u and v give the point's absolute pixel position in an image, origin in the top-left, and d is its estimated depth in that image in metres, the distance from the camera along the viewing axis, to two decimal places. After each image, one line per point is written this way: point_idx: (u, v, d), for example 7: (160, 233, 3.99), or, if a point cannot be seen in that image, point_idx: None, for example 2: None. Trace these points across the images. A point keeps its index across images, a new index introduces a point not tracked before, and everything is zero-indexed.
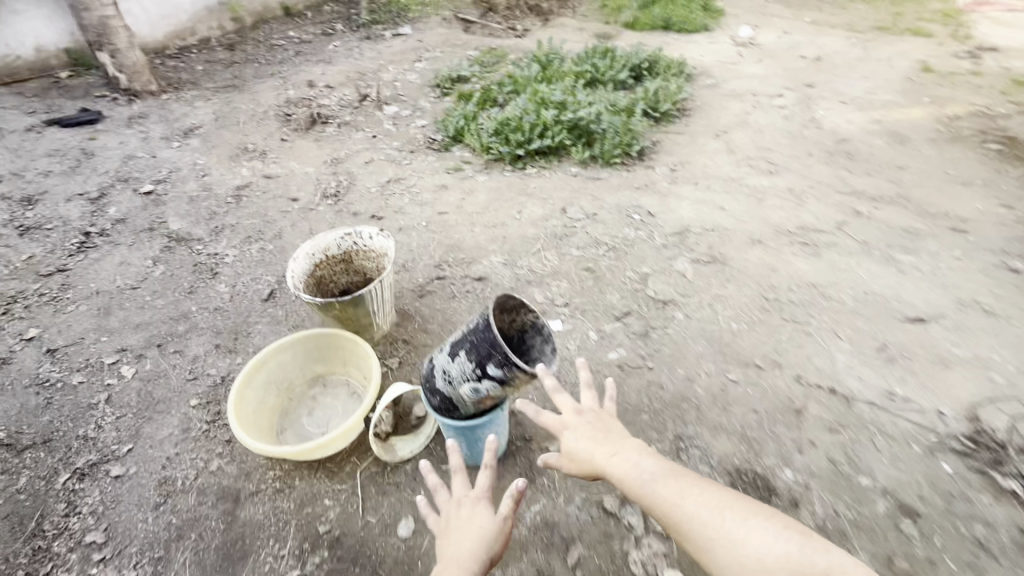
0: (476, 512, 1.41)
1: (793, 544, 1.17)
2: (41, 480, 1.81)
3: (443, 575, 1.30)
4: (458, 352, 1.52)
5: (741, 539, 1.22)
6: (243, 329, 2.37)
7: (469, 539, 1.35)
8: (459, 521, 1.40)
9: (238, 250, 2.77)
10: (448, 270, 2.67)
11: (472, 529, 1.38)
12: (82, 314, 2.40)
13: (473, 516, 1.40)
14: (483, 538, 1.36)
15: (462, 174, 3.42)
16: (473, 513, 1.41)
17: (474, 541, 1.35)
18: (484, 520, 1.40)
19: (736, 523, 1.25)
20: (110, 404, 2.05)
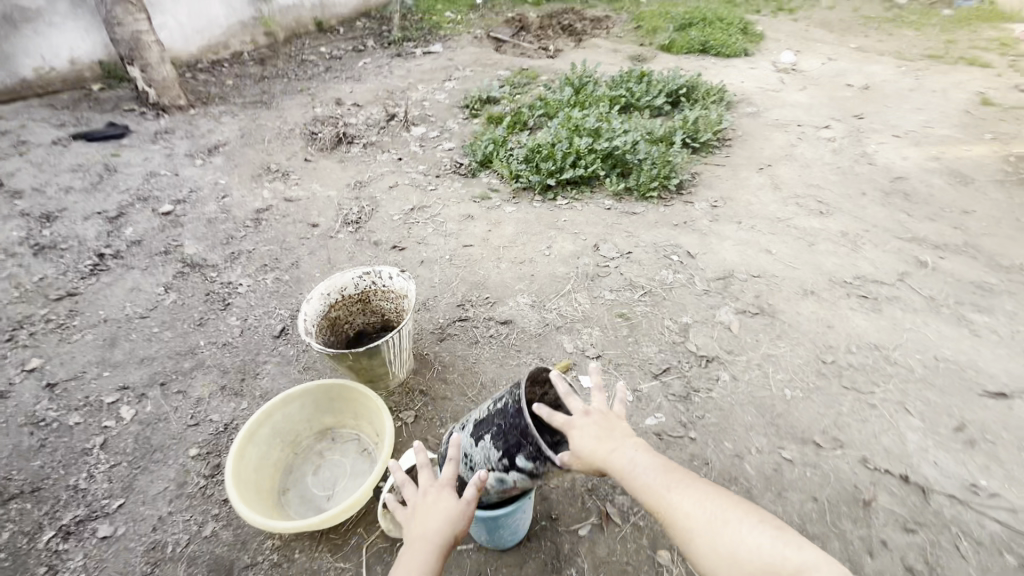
0: (440, 494, 1.30)
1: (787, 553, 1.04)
2: (24, 537, 1.66)
3: (410, 558, 1.20)
4: (483, 433, 1.37)
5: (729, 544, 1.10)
6: (251, 369, 2.21)
7: (435, 525, 1.24)
8: (422, 506, 1.29)
9: (253, 279, 2.64)
10: (471, 310, 2.49)
11: (438, 512, 1.26)
12: (87, 345, 2.29)
13: (437, 501, 1.29)
14: (448, 521, 1.25)
15: (489, 202, 3.25)
16: (438, 498, 1.28)
17: (439, 524, 1.24)
18: (450, 502, 1.28)
19: (719, 520, 1.14)
20: (105, 451, 1.90)
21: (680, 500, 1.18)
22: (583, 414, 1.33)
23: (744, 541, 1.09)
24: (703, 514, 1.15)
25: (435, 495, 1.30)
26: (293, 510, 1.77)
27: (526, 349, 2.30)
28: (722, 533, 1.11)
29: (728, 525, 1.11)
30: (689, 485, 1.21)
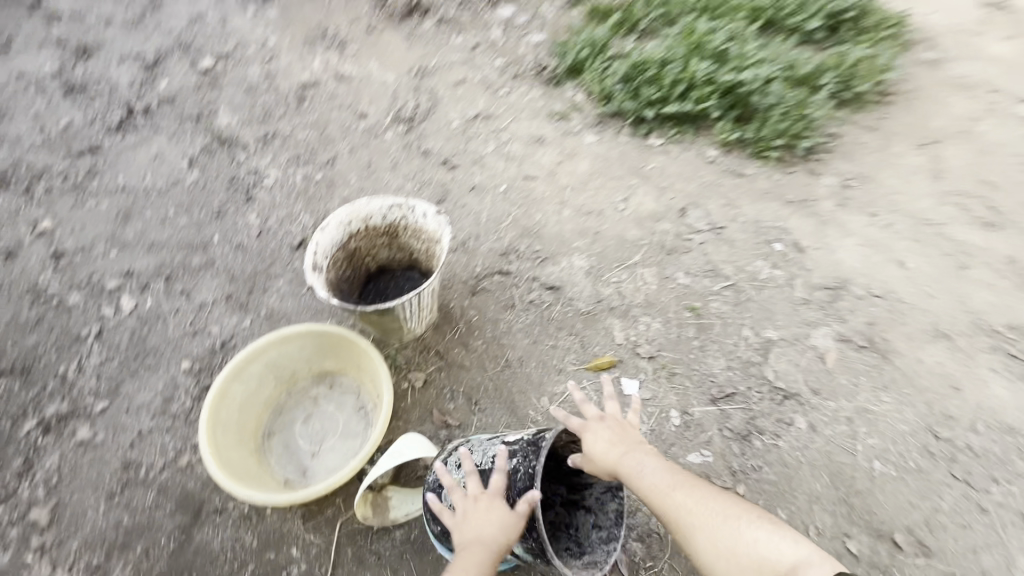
0: (490, 497, 1.16)
1: (782, 548, 1.03)
2: (9, 421, 1.61)
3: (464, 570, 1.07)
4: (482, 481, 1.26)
5: (730, 541, 1.08)
6: (261, 281, 1.98)
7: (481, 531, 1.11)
8: (475, 516, 1.14)
9: (282, 172, 2.32)
10: (515, 264, 2.11)
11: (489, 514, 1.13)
12: (100, 214, 2.10)
13: (485, 509, 1.14)
14: (499, 528, 1.11)
15: (568, 125, 2.68)
16: (488, 508, 1.14)
17: (488, 527, 1.11)
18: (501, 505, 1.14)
19: (718, 514, 1.12)
20: (98, 342, 1.78)
21: (681, 496, 1.17)
22: (594, 416, 1.32)
23: (743, 537, 1.07)
24: (703, 510, 1.13)
25: (484, 503, 1.15)
26: (274, 460, 1.61)
27: (568, 328, 1.94)
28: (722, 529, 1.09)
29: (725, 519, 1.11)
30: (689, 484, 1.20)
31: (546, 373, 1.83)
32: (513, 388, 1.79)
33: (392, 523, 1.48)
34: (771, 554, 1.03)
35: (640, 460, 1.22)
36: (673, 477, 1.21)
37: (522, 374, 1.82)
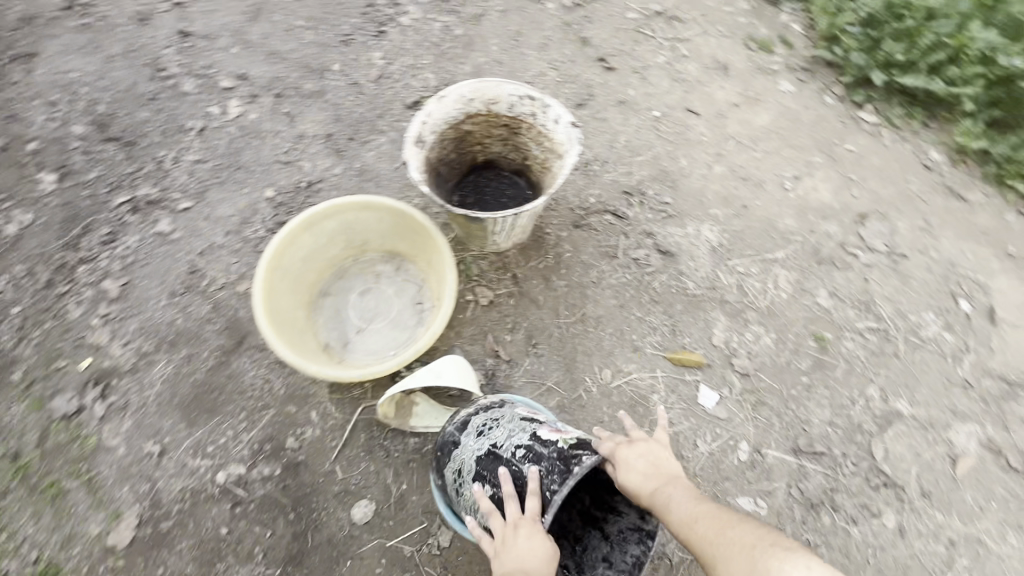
0: (527, 526, 1.03)
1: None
2: (107, 187, 1.66)
3: None
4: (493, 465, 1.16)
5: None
6: (364, 132, 1.82)
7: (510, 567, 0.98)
8: (512, 549, 1.00)
9: (422, 14, 2.04)
10: (634, 210, 1.79)
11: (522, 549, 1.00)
12: (233, 3, 1.97)
13: (525, 538, 1.01)
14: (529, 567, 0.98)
15: (765, 59, 2.12)
16: (527, 539, 1.01)
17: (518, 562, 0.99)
18: (535, 537, 1.01)
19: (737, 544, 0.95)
20: (199, 140, 1.75)
21: (715, 532, 0.98)
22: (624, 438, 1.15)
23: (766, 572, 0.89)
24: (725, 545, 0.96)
25: (525, 530, 1.02)
26: (322, 320, 1.57)
27: (663, 304, 1.67)
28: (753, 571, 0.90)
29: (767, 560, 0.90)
30: (726, 520, 1.01)
31: (619, 345, 1.61)
32: (578, 346, 1.60)
33: (409, 429, 1.43)
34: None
35: (670, 491, 1.04)
36: (708, 512, 1.02)
37: (593, 335, 1.62)
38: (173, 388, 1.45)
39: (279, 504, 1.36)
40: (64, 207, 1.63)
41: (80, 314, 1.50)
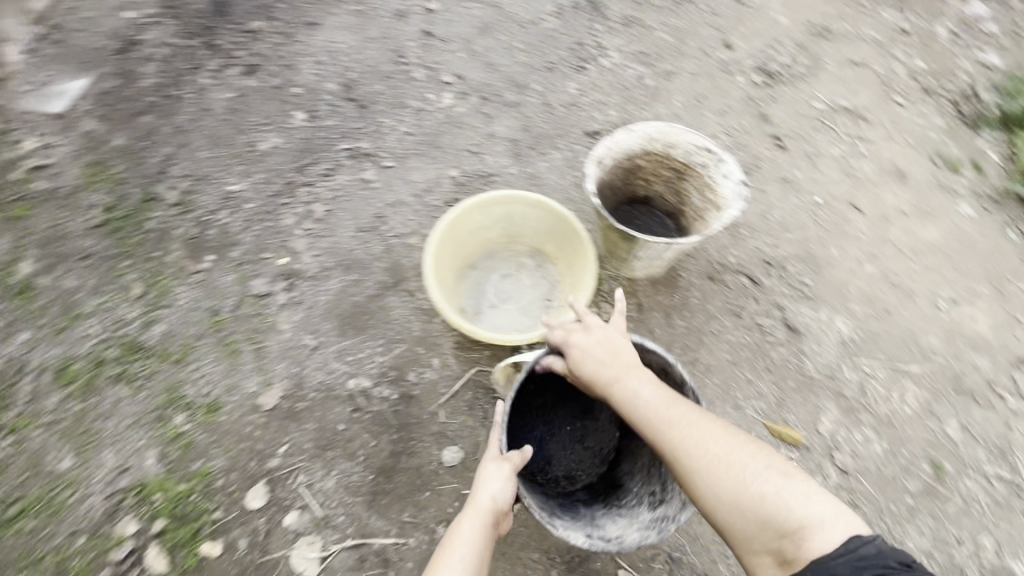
0: (489, 463, 1.16)
1: (774, 485, 1.01)
2: (337, 134, 2.06)
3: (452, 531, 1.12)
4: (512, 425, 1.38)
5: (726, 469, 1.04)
6: (543, 145, 2.08)
7: (481, 502, 1.11)
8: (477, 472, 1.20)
9: (621, 60, 2.28)
10: (771, 279, 1.83)
11: (488, 486, 1.12)
12: (470, 17, 2.34)
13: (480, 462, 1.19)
14: (501, 491, 1.12)
15: (950, 178, 2.07)
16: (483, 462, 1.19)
17: (484, 496, 1.11)
18: (495, 465, 1.15)
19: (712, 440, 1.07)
20: (413, 117, 2.11)
21: (687, 430, 1.08)
22: (580, 331, 1.24)
23: (735, 465, 1.04)
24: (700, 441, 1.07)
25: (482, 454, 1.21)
26: (464, 287, 1.79)
27: (778, 375, 1.69)
28: (725, 466, 1.04)
29: (733, 460, 1.05)
30: (694, 417, 1.10)
31: (722, 398, 1.66)
32: None
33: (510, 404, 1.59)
34: (779, 507, 0.99)
35: (635, 387, 1.14)
36: (673, 405, 1.12)
37: (698, 379, 1.68)
38: (337, 302, 1.74)
39: (387, 423, 1.57)
40: (302, 140, 2.04)
41: (289, 222, 1.87)
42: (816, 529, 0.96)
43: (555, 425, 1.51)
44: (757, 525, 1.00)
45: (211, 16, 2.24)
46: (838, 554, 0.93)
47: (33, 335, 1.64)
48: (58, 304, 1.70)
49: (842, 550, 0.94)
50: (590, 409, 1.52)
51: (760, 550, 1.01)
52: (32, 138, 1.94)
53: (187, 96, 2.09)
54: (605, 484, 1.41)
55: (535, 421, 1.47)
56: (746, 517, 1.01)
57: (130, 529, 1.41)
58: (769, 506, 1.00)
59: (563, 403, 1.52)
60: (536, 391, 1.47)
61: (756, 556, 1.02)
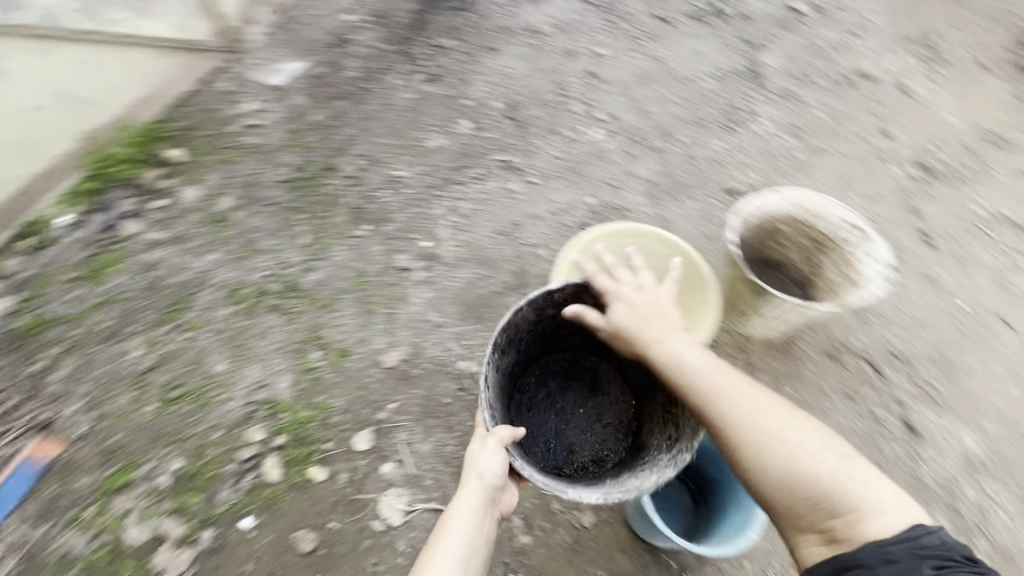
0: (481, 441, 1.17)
1: (825, 459, 1.06)
2: (493, 144, 2.27)
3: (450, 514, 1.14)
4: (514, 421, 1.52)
5: (775, 439, 1.08)
6: (678, 194, 2.19)
7: (474, 483, 1.14)
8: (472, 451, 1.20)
9: (772, 130, 2.33)
10: (894, 373, 1.77)
11: (480, 468, 1.14)
12: (632, 66, 2.52)
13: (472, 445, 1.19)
14: (495, 470, 1.14)
15: None
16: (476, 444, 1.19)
17: (477, 477, 1.14)
18: (483, 442, 1.16)
19: (760, 411, 1.11)
20: (563, 143, 2.29)
21: (737, 402, 1.11)
22: (618, 291, 1.27)
23: (784, 436, 1.08)
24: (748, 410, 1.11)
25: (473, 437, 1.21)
26: None
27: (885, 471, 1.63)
28: (773, 436, 1.08)
29: (785, 436, 1.08)
30: (741, 386, 1.15)
31: None
32: None
33: None
34: (834, 490, 1.04)
35: (683, 351, 1.18)
36: (721, 374, 1.16)
37: None
38: (464, 290, 1.91)
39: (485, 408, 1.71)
40: (463, 144, 2.27)
41: (438, 212, 2.09)
42: (871, 515, 1.01)
43: (568, 409, 1.64)
44: (807, 502, 1.05)
45: (411, 29, 2.59)
46: (896, 538, 0.99)
47: (219, 258, 1.96)
48: (243, 239, 2.01)
49: (902, 537, 1.00)
50: (597, 388, 1.65)
51: (806, 526, 1.06)
52: (253, 101, 2.33)
53: (377, 91, 2.42)
54: (629, 451, 1.50)
55: (546, 411, 1.63)
56: (797, 493, 1.06)
57: (258, 436, 1.61)
58: (824, 485, 1.04)
59: (570, 388, 1.66)
60: (537, 379, 1.64)
61: (801, 531, 1.07)
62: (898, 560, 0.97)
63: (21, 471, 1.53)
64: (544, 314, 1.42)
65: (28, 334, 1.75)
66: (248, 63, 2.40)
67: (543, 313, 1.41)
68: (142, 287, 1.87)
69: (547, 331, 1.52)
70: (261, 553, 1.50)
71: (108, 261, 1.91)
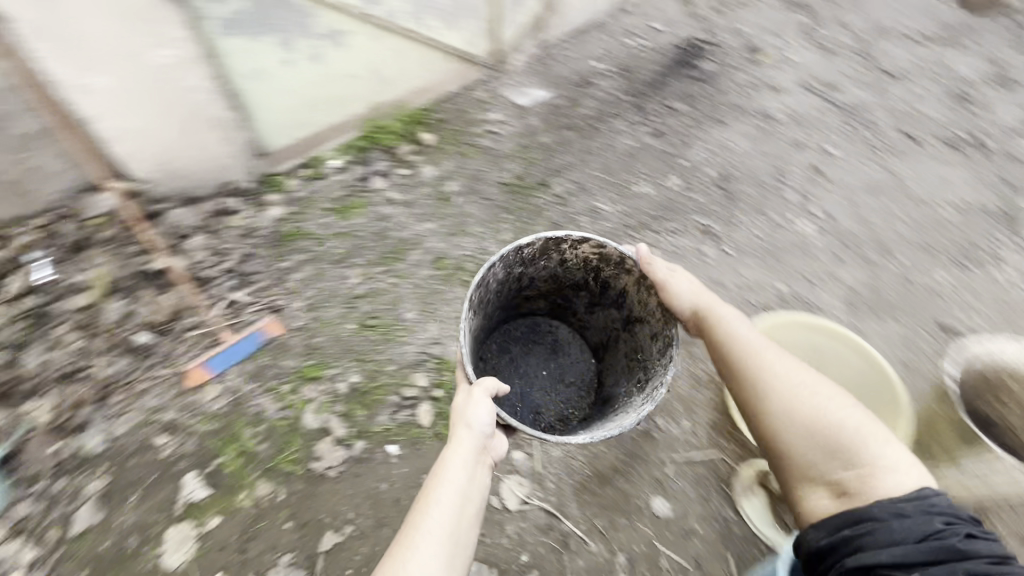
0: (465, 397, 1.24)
1: (844, 420, 1.20)
2: (698, 207, 2.36)
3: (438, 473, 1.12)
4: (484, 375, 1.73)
5: (801, 400, 1.23)
6: (876, 312, 2.14)
7: (464, 432, 1.17)
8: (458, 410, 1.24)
9: (1003, 283, 2.19)
10: None
11: (468, 418, 1.19)
12: (864, 174, 2.45)
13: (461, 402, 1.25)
14: (482, 418, 1.19)
15: None
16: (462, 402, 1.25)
17: (464, 428, 1.18)
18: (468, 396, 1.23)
19: (791, 376, 1.26)
20: (767, 226, 2.31)
21: (770, 363, 1.29)
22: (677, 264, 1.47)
23: (808, 398, 1.23)
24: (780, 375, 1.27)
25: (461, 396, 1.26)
26: None
27: None
28: (797, 396, 1.23)
29: (811, 397, 1.23)
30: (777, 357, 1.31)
31: None
32: None
33: (734, 504, 1.71)
34: (855, 452, 1.16)
35: (729, 321, 1.36)
36: (759, 342, 1.35)
37: None
38: None
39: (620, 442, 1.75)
40: (668, 198, 2.40)
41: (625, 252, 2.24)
42: (883, 471, 1.13)
43: (531, 371, 1.89)
44: (824, 459, 1.18)
45: (648, 87, 2.81)
46: (905, 497, 1.09)
47: (435, 229, 2.28)
48: (456, 220, 2.32)
49: (911, 495, 1.09)
50: (555, 353, 1.93)
51: (821, 483, 1.18)
52: (499, 112, 2.69)
53: (603, 131, 2.65)
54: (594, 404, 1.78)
55: (511, 374, 1.86)
56: (815, 451, 1.19)
57: (422, 381, 1.87)
58: (841, 442, 1.18)
59: (530, 352, 1.92)
60: (499, 345, 1.89)
61: (815, 488, 1.19)
62: (908, 515, 1.06)
63: (252, 337, 1.89)
64: (510, 275, 1.62)
65: (284, 238, 2.17)
66: (504, 81, 2.79)
67: (510, 273, 1.62)
68: (372, 232, 2.24)
69: (510, 295, 1.74)
70: (397, 479, 1.71)
71: (355, 204, 2.32)
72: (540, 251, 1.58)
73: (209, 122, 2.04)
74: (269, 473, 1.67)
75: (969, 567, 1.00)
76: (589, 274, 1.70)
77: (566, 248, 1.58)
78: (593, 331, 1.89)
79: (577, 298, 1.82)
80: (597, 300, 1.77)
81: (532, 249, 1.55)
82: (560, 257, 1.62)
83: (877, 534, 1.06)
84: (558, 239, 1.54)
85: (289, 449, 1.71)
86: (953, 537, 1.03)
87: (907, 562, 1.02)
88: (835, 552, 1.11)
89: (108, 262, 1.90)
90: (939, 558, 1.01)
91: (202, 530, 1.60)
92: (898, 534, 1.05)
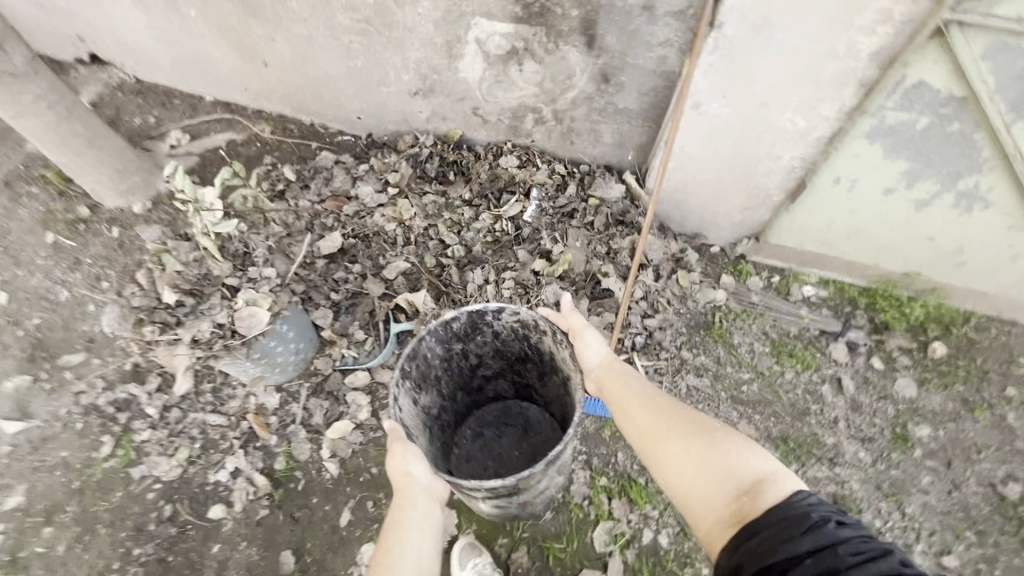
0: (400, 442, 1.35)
1: (719, 439, 1.15)
2: None
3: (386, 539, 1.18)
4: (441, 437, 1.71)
5: (677, 442, 1.18)
6: None
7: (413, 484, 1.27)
8: (396, 454, 1.33)
9: None
10: None
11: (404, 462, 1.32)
12: None
13: (397, 450, 1.32)
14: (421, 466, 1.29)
15: None
16: (399, 447, 1.32)
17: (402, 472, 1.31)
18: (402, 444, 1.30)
19: (666, 417, 1.24)
20: None
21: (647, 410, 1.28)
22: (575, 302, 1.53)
23: (686, 431, 1.19)
24: (659, 419, 1.24)
25: (398, 448, 1.32)
26: None
27: None
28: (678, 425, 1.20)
29: (686, 429, 1.20)
30: (652, 403, 1.30)
31: None
32: None
33: None
34: (737, 465, 1.07)
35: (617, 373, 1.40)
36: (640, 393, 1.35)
37: None
38: None
39: None
40: None
41: None
42: (769, 479, 1.05)
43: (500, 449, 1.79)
44: (718, 484, 1.08)
45: None
46: (783, 501, 1.00)
47: (864, 464, 1.73)
48: (899, 478, 1.71)
49: (792, 497, 1.00)
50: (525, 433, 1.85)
51: (722, 513, 1.06)
52: None
53: None
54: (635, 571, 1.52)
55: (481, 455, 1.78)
56: (711, 479, 1.09)
57: None
58: (730, 459, 1.10)
59: (502, 434, 1.87)
60: (473, 429, 1.84)
61: (722, 521, 1.04)
62: (787, 515, 0.97)
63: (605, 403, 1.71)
64: (453, 350, 1.59)
65: (711, 330, 1.93)
66: None
67: (452, 348, 1.59)
68: (793, 402, 1.82)
69: (465, 373, 1.71)
70: None
71: (800, 355, 1.91)
72: (468, 324, 1.53)
73: (753, 188, 1.83)
74: (534, 548, 1.54)
75: (845, 550, 0.88)
76: (526, 345, 1.62)
77: (494, 321, 1.53)
78: (554, 410, 1.76)
79: (529, 372, 1.73)
80: (542, 370, 1.66)
81: (459, 322, 1.53)
82: (492, 330, 1.57)
83: (767, 539, 0.96)
84: (482, 312, 1.49)
85: (565, 542, 1.54)
86: (823, 525, 0.92)
87: (798, 555, 0.90)
88: (738, 571, 0.95)
89: (577, 247, 1.88)
90: (822, 545, 0.89)
91: (456, 536, 1.55)
92: (783, 533, 0.95)
